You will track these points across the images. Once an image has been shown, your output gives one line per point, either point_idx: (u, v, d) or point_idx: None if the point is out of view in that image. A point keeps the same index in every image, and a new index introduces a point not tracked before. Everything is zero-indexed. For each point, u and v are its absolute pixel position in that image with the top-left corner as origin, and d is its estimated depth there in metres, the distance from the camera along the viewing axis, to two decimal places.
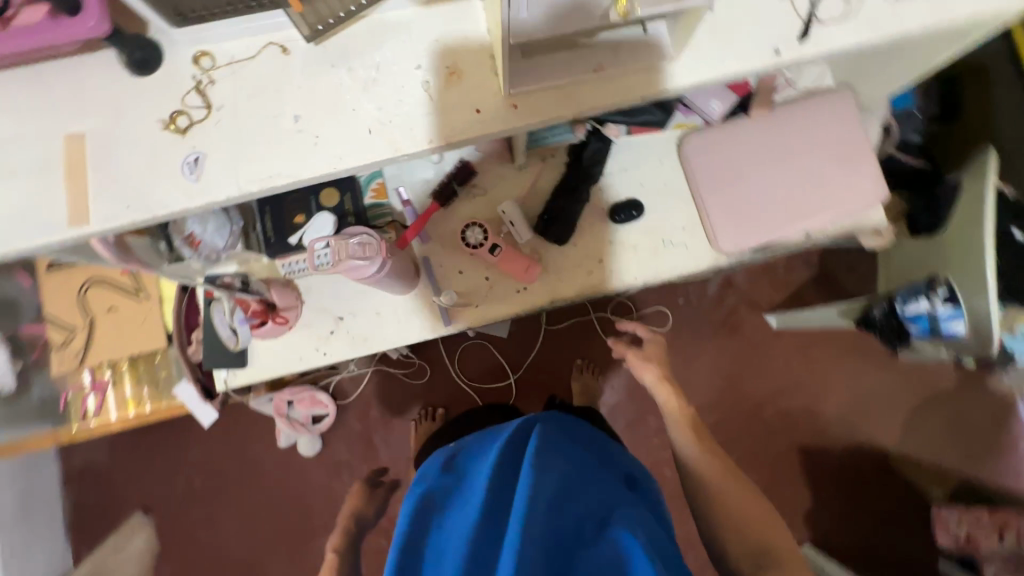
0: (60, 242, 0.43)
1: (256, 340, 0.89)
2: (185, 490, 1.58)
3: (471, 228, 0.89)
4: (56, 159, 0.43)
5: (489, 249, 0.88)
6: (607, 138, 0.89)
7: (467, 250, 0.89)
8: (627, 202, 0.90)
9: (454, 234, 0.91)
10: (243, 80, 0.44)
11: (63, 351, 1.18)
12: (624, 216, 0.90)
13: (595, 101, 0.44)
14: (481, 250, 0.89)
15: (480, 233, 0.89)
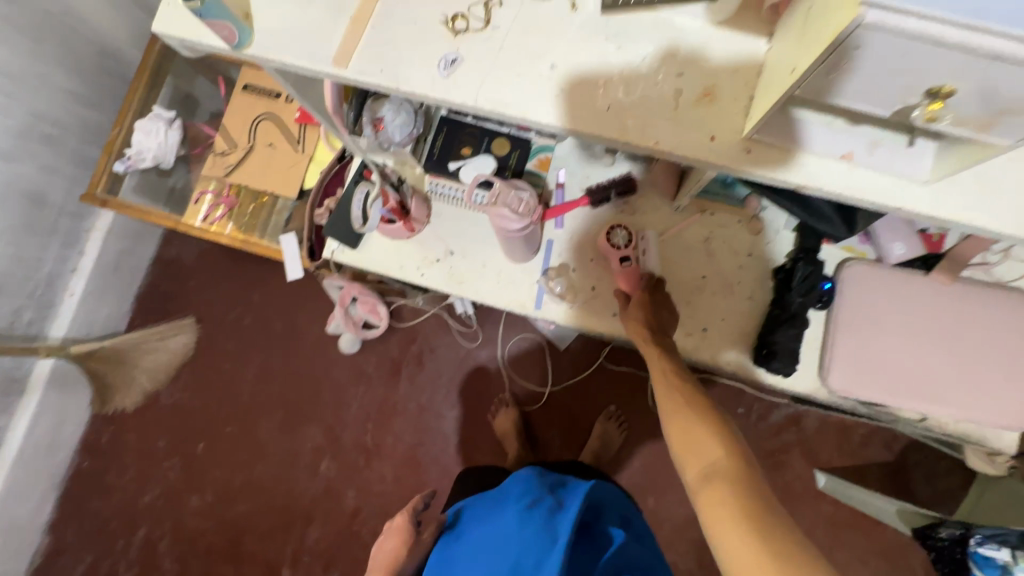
0: (318, 71, 0.49)
1: (377, 233, 0.95)
2: (234, 322, 1.73)
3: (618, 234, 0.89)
4: (350, 7, 0.50)
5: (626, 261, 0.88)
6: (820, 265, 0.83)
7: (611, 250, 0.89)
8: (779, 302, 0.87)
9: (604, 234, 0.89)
10: (525, 15, 0.48)
11: (217, 159, 1.32)
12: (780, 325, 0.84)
13: (833, 179, 0.44)
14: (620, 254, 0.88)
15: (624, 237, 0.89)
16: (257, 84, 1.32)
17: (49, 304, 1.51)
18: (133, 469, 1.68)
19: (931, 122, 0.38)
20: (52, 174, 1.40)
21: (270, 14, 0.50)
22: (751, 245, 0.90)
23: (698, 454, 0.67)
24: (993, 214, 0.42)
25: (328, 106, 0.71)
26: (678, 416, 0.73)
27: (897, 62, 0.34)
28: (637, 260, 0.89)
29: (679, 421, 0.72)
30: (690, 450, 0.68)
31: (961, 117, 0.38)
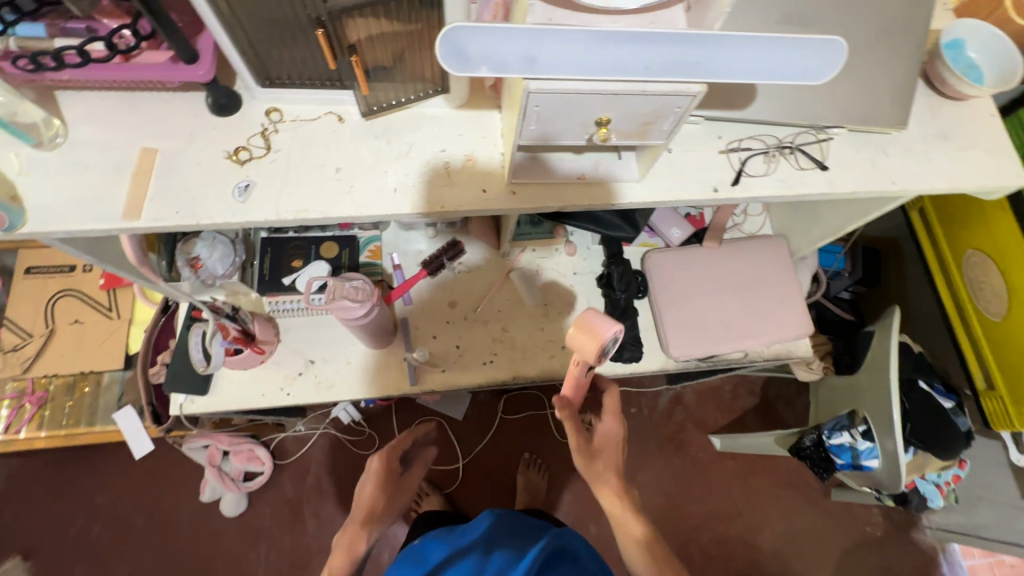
0: (110, 230, 0.51)
1: (226, 370, 0.92)
2: (79, 538, 1.43)
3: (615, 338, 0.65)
4: (128, 165, 0.52)
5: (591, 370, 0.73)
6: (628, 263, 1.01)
7: (597, 356, 0.66)
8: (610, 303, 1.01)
9: (603, 339, 0.63)
10: (300, 135, 0.55)
11: (9, 356, 1.15)
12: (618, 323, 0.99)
13: (581, 196, 0.57)
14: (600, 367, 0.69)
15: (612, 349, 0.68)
16: (44, 264, 1.19)
17: None
18: None
19: (606, 141, 0.48)
20: None
21: (42, 190, 0.51)
22: (573, 265, 1.05)
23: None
24: (691, 189, 0.58)
25: (132, 261, 0.71)
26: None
27: (564, 108, 0.44)
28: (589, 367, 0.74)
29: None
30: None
31: (626, 133, 0.48)
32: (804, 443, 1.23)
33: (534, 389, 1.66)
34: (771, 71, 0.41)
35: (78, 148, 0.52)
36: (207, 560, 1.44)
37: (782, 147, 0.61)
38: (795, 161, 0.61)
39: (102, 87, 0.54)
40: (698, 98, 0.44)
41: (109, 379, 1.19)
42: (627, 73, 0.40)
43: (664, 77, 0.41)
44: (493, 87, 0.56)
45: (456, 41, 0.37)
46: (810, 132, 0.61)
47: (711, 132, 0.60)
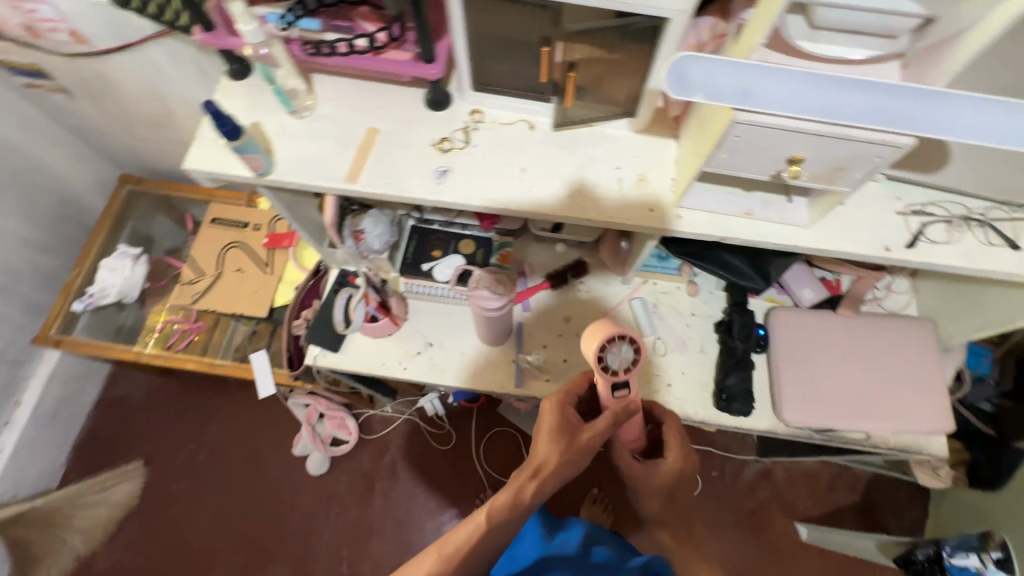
0: (334, 189, 0.61)
1: (358, 335, 1.02)
2: (189, 458, 1.62)
3: (623, 343, 0.67)
4: (356, 138, 0.62)
5: (620, 389, 0.67)
6: (750, 315, 1.00)
7: (597, 366, 0.67)
8: (726, 351, 0.99)
9: (595, 347, 0.66)
10: (496, 134, 0.63)
11: (184, 288, 1.36)
12: (734, 375, 0.97)
13: (744, 231, 0.59)
14: (621, 379, 0.67)
15: (625, 356, 0.67)
16: (226, 217, 1.41)
17: None
18: None
19: (795, 179, 0.50)
20: None
21: (290, 147, 0.62)
22: (692, 306, 1.05)
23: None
24: (861, 244, 0.57)
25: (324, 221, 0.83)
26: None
27: (761, 142, 0.47)
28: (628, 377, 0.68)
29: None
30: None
31: (815, 174, 0.50)
32: (916, 557, 1.12)
33: None
34: (997, 136, 0.41)
35: (321, 120, 0.64)
36: (284, 508, 1.57)
37: (969, 219, 0.58)
38: (983, 234, 0.58)
39: (349, 74, 0.65)
40: (903, 150, 0.45)
41: (238, 329, 1.41)
42: (836, 116, 0.42)
43: (874, 125, 0.42)
44: (676, 117, 0.61)
45: (683, 72, 0.42)
46: (1001, 209, 0.58)
47: (890, 193, 0.59)
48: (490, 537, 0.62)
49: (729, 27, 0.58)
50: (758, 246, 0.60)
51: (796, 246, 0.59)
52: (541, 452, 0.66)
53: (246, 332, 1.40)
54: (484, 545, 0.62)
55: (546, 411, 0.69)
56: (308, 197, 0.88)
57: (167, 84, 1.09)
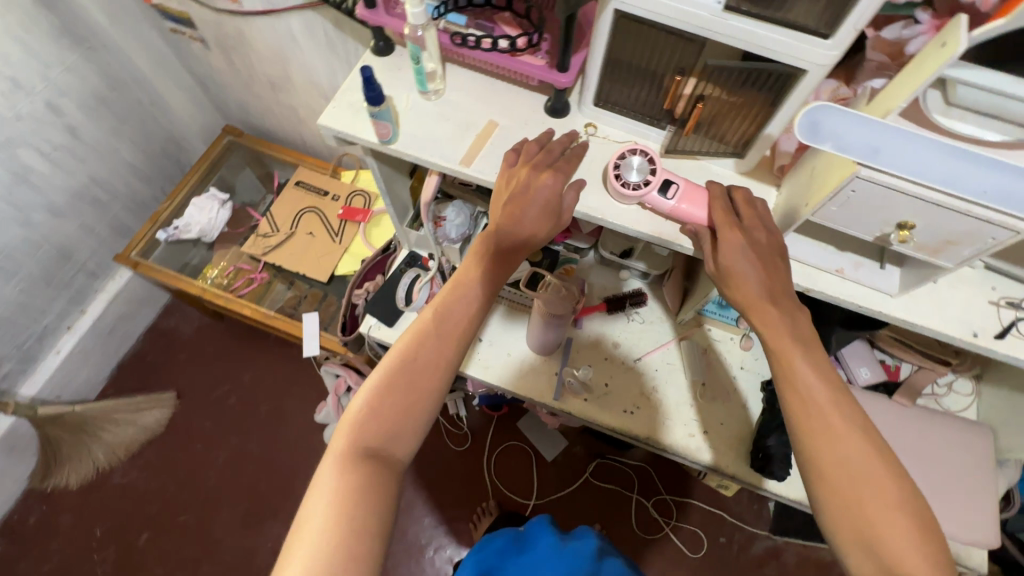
0: (448, 168, 0.65)
1: (414, 315, 1.05)
2: (217, 400, 1.68)
3: (634, 156, 0.64)
4: (476, 127, 0.67)
5: (647, 194, 0.62)
6: None
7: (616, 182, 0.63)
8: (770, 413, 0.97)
9: (609, 160, 0.64)
10: (605, 150, 0.67)
11: (259, 239, 1.44)
12: None
13: (829, 287, 0.60)
14: (649, 187, 0.62)
15: (643, 168, 0.63)
16: (310, 182, 1.49)
17: (32, 359, 1.45)
18: (52, 560, 1.48)
19: (901, 243, 0.51)
20: (88, 233, 1.45)
21: (416, 124, 0.67)
22: (742, 359, 1.05)
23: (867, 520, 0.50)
24: (948, 323, 0.57)
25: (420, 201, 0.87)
26: (830, 462, 0.52)
27: (874, 200, 0.48)
28: (655, 178, 0.62)
29: (833, 477, 0.52)
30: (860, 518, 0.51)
31: (922, 243, 0.51)
32: None
33: (629, 467, 1.61)
34: None
35: (446, 104, 0.69)
36: (294, 469, 1.60)
37: None
38: None
39: (480, 69, 0.70)
40: (1021, 236, 0.45)
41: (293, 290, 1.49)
42: (957, 189, 0.44)
43: (993, 205, 0.43)
44: (782, 167, 0.63)
45: (816, 118, 0.46)
46: None
47: (985, 281, 0.59)
48: (469, 305, 0.62)
49: (851, 93, 0.60)
50: (840, 303, 0.61)
51: (880, 312, 0.59)
52: (495, 220, 0.62)
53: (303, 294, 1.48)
54: (455, 314, 0.62)
55: (497, 184, 0.63)
56: (403, 176, 0.94)
57: (294, 51, 1.18)
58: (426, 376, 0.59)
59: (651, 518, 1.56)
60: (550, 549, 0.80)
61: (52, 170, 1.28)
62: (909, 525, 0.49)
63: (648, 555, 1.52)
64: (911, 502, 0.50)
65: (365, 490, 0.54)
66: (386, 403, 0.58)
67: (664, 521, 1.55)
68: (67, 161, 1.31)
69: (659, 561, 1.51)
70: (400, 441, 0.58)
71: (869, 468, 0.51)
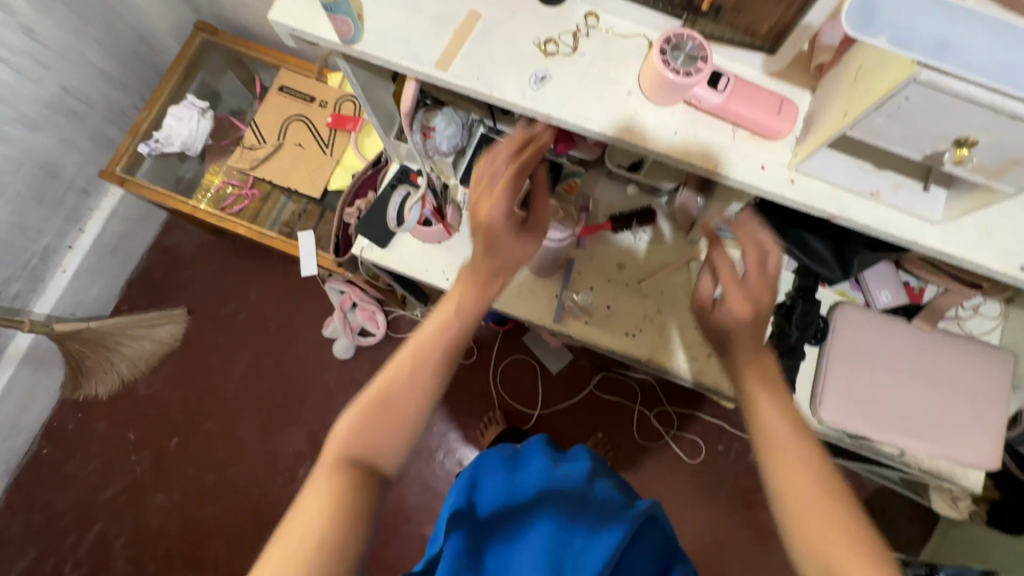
0: (421, 74, 0.56)
1: (407, 235, 0.99)
2: (228, 316, 1.71)
3: (682, 42, 0.52)
4: (454, 20, 0.56)
5: (697, 85, 0.52)
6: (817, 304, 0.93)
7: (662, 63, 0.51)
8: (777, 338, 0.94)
9: (657, 39, 0.52)
10: (609, 47, 0.56)
11: (246, 152, 1.36)
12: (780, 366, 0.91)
13: (859, 213, 0.52)
14: (699, 78, 0.51)
15: (692, 55, 0.52)
16: (294, 87, 1.37)
17: (39, 279, 1.46)
18: (95, 461, 1.61)
19: (957, 164, 0.43)
20: (69, 148, 1.38)
21: (382, 18, 0.57)
22: None
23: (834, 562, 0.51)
24: (993, 255, 0.50)
25: (402, 109, 0.77)
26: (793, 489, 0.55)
27: (931, 109, 0.39)
28: (708, 65, 0.52)
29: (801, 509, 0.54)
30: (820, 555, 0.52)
31: (981, 164, 0.42)
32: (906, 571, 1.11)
33: (633, 380, 1.63)
34: None
35: None
36: (307, 381, 1.66)
37: None
38: None
39: None
40: None
41: (286, 205, 1.41)
42: None
43: None
44: (821, 65, 0.53)
45: (869, 4, 0.36)
46: None
47: None
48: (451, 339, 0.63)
49: None
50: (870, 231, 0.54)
51: (915, 242, 0.52)
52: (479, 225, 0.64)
53: (296, 210, 1.41)
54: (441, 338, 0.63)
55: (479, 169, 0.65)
56: (384, 80, 0.83)
57: None
58: (408, 396, 0.60)
59: (652, 428, 1.61)
60: (540, 471, 0.80)
61: (15, 78, 1.19)
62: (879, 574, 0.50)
63: (647, 462, 1.59)
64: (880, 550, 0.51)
65: (346, 497, 0.53)
66: (368, 424, 0.58)
67: (665, 431, 1.60)
68: (29, 68, 1.21)
69: (657, 466, 1.59)
70: (385, 458, 0.58)
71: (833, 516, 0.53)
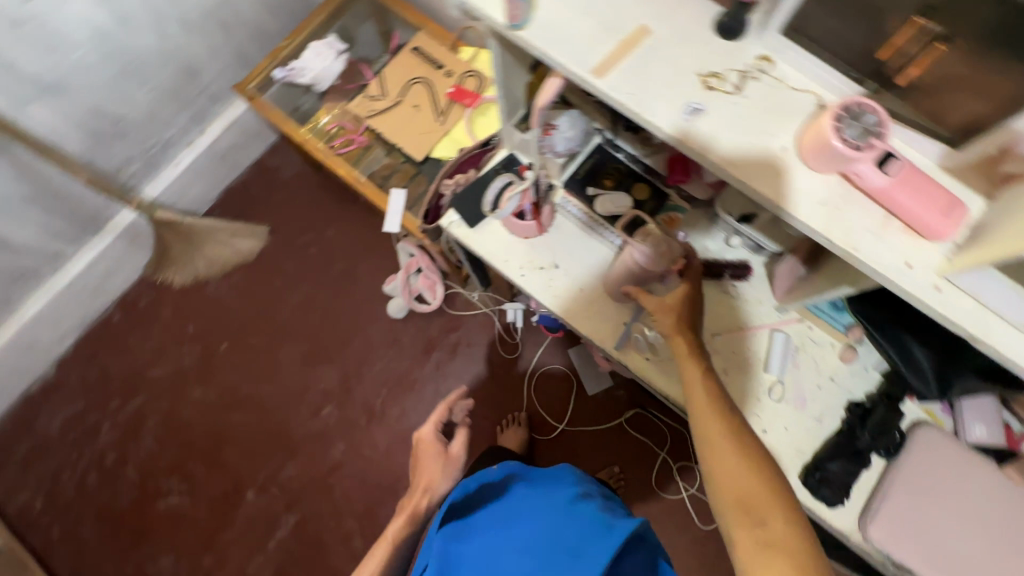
0: (575, 75, 0.55)
1: (496, 222, 1.00)
2: (302, 245, 1.79)
3: (860, 112, 0.49)
4: (623, 29, 0.55)
5: (862, 162, 0.48)
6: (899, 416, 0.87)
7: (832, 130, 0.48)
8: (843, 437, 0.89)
9: (832, 104, 0.49)
10: (775, 95, 0.53)
11: (366, 101, 1.41)
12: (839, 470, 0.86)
13: (1005, 344, 0.48)
14: (868, 154, 0.47)
15: (868, 129, 0.48)
16: (427, 51, 1.40)
17: (155, 166, 1.58)
18: (153, 340, 1.74)
19: None
20: (214, 55, 1.48)
21: (552, 9, 0.56)
22: (834, 370, 0.93)
23: (739, 493, 0.71)
24: None
25: (538, 102, 0.77)
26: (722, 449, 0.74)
27: None
28: (883, 145, 0.48)
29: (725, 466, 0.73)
30: (742, 502, 0.70)
31: None
32: None
33: (665, 426, 1.58)
34: None
35: None
36: (355, 327, 1.72)
37: None
38: None
39: None
40: None
41: (386, 160, 1.45)
42: None
43: None
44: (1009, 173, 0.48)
45: None
46: None
47: None
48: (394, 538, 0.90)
49: None
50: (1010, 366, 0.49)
51: None
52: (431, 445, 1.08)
53: (394, 167, 1.44)
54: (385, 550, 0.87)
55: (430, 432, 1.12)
56: (523, 69, 0.83)
57: None
58: None
59: (671, 479, 1.55)
60: (526, 494, 0.85)
61: None
62: (772, 495, 0.70)
63: (655, 511, 1.54)
64: (762, 456, 0.73)
65: None
66: None
67: (683, 487, 1.55)
68: None
69: (664, 519, 1.54)
70: None
71: (720, 445, 0.74)
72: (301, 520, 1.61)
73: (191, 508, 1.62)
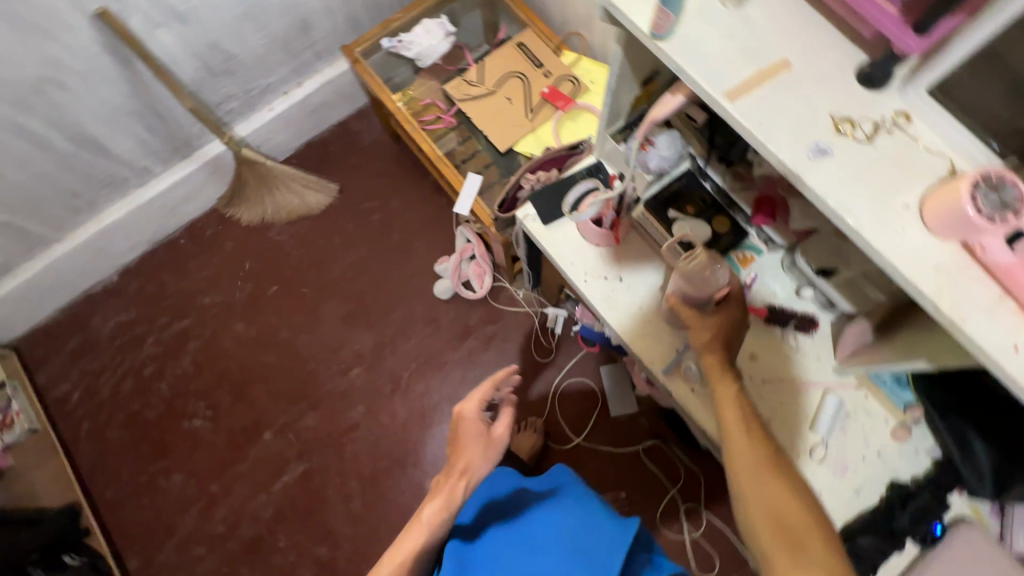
0: (709, 94, 0.57)
1: (571, 224, 1.02)
2: (366, 210, 1.84)
3: (1000, 184, 0.51)
4: (765, 60, 0.57)
5: (991, 232, 0.50)
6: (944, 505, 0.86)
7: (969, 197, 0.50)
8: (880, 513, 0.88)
9: (972, 172, 0.51)
10: (905, 151, 0.56)
11: (463, 84, 1.45)
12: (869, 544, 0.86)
13: None
14: (1000, 228, 0.50)
15: (1005, 202, 0.50)
16: (532, 48, 1.43)
17: (251, 107, 1.66)
18: (210, 269, 1.82)
19: None
20: (330, 14, 1.55)
21: (698, 27, 0.58)
22: (883, 445, 0.90)
23: (771, 508, 0.73)
24: None
25: (651, 115, 0.80)
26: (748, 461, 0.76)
27: None
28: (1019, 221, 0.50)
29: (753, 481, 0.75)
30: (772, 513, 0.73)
31: None
32: None
33: (682, 464, 1.56)
34: None
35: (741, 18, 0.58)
36: (399, 298, 1.76)
37: None
38: None
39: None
40: None
41: (468, 145, 1.49)
42: None
43: None
44: None
45: None
46: None
47: None
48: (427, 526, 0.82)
49: None
50: None
51: None
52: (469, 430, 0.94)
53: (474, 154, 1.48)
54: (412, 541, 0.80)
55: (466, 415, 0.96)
56: (637, 81, 0.84)
57: None
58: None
59: (676, 518, 1.53)
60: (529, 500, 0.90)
61: None
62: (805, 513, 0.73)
63: None
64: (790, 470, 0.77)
65: None
66: None
67: (687, 529, 1.52)
68: None
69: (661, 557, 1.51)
70: None
71: (751, 455, 0.77)
72: (308, 471, 1.65)
73: (211, 434, 1.68)
